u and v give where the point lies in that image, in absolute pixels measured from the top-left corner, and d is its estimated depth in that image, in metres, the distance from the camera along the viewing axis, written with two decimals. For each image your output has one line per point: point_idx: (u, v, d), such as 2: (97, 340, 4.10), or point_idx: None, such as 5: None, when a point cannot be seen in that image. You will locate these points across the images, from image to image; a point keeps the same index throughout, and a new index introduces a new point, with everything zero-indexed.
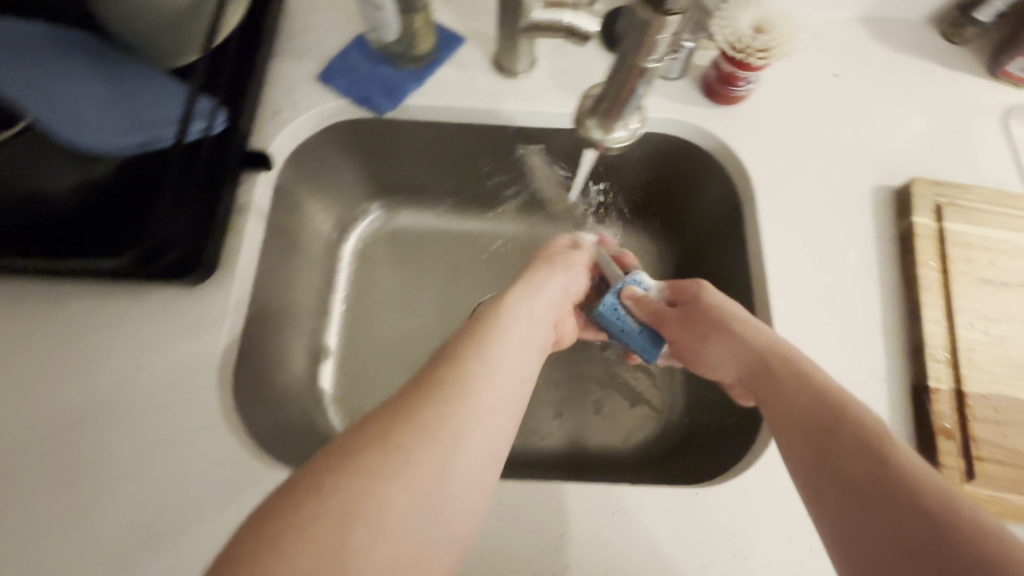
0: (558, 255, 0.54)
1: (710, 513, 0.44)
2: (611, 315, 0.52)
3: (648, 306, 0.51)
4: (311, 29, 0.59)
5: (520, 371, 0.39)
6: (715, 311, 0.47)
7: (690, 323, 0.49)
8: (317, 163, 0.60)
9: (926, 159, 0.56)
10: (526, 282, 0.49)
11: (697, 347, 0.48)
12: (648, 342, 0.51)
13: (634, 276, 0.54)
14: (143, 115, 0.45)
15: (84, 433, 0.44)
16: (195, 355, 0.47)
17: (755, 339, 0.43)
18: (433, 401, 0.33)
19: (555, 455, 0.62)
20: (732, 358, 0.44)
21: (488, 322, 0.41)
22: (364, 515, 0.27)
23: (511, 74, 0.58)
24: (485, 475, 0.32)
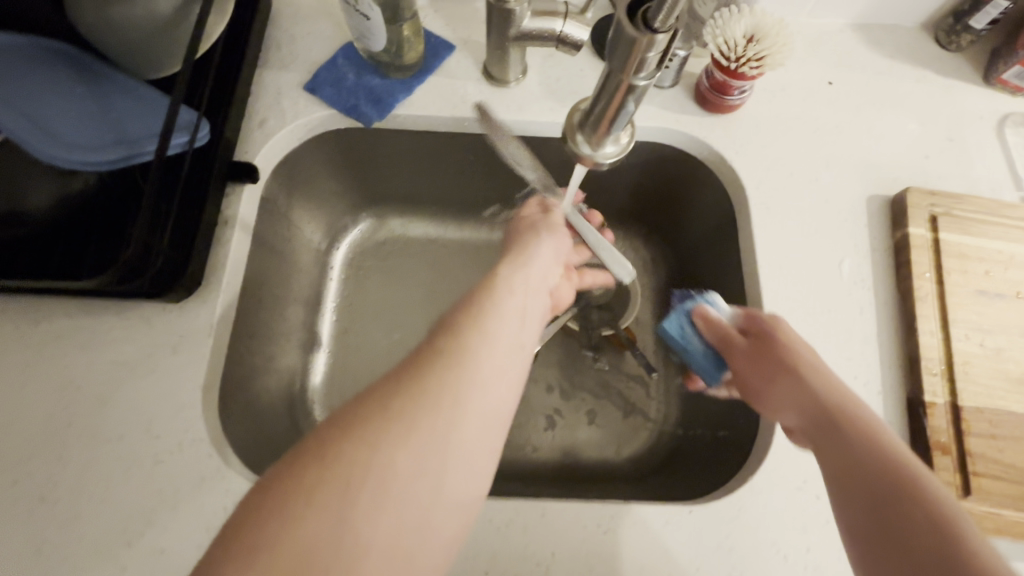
0: (544, 221, 0.48)
1: (705, 530, 0.43)
2: (675, 332, 0.51)
3: (716, 328, 0.47)
4: (298, 37, 0.58)
5: (524, 334, 0.35)
6: (787, 354, 0.42)
7: (758, 358, 0.43)
8: (303, 172, 0.59)
9: (921, 168, 0.56)
10: (518, 252, 0.42)
11: (758, 385, 0.43)
12: (710, 364, 0.50)
13: (707, 296, 0.50)
14: (124, 129, 0.44)
15: (60, 455, 0.43)
16: (175, 372, 0.45)
17: (826, 392, 0.38)
18: (431, 371, 0.29)
19: (548, 467, 0.61)
20: (793, 402, 0.39)
21: (488, 284, 0.37)
22: (362, 495, 0.25)
23: (502, 82, 0.57)
24: (488, 448, 0.30)
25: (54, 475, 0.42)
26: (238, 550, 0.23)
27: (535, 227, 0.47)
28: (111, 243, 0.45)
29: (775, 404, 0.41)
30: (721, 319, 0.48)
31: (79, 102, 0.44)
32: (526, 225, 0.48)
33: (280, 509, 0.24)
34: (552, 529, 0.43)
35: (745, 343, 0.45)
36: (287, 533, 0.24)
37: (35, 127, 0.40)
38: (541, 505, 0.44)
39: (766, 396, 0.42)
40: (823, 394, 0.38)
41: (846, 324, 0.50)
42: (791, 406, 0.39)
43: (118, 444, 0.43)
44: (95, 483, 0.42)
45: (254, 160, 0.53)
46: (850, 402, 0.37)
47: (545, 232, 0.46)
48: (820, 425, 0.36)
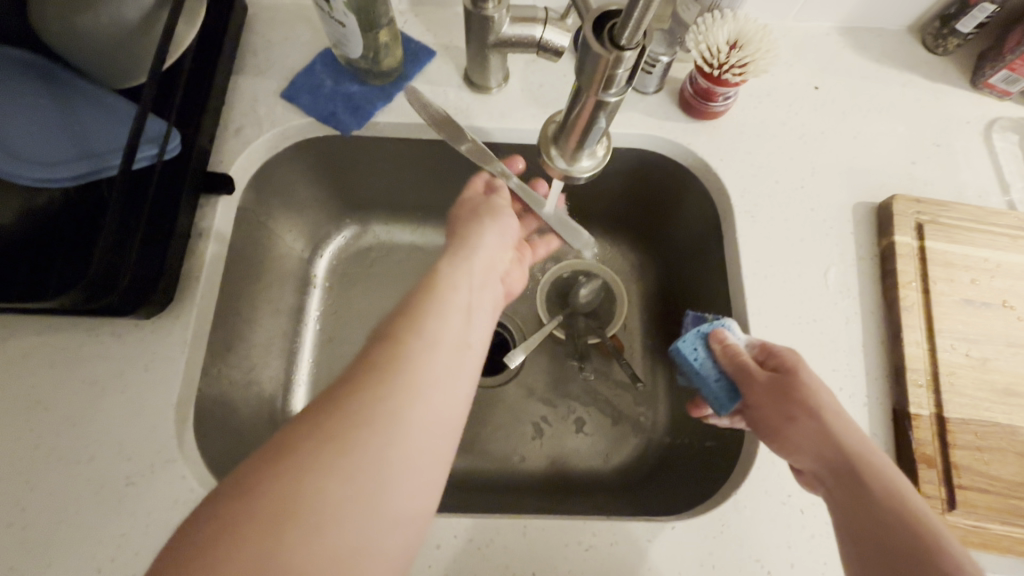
0: (485, 206, 0.45)
1: (688, 546, 0.43)
2: (689, 353, 0.44)
3: (736, 358, 0.42)
4: (275, 44, 0.57)
5: (470, 334, 0.35)
6: (811, 395, 0.39)
7: (781, 397, 0.39)
8: (282, 181, 0.58)
9: (908, 174, 0.55)
10: (459, 245, 0.41)
11: (778, 426, 0.39)
12: (723, 393, 0.43)
13: (724, 320, 0.45)
14: (91, 145, 0.43)
15: (27, 477, 0.42)
16: (147, 389, 0.44)
17: (848, 442, 0.37)
18: (366, 384, 0.29)
19: (534, 477, 0.60)
20: (812, 449, 0.37)
21: (429, 284, 0.36)
22: (301, 517, 0.25)
23: (483, 89, 0.56)
24: (436, 452, 0.30)
25: (20, 499, 0.41)
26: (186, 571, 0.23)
27: (477, 212, 0.45)
28: (79, 257, 0.43)
29: (792, 447, 0.38)
30: (741, 347, 0.43)
31: (45, 114, 0.44)
32: (467, 209, 0.46)
33: (216, 541, 0.24)
34: (534, 547, 0.43)
35: (769, 379, 0.40)
36: (224, 565, 0.23)
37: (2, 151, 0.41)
38: (523, 522, 0.43)
39: (783, 438, 0.39)
40: (846, 444, 0.36)
41: (832, 334, 0.49)
42: (809, 452, 0.38)
43: (88, 466, 0.42)
44: (63, 507, 0.41)
45: (229, 170, 0.52)
46: (868, 450, 0.36)
47: (488, 219, 0.44)
48: (842, 477, 0.36)
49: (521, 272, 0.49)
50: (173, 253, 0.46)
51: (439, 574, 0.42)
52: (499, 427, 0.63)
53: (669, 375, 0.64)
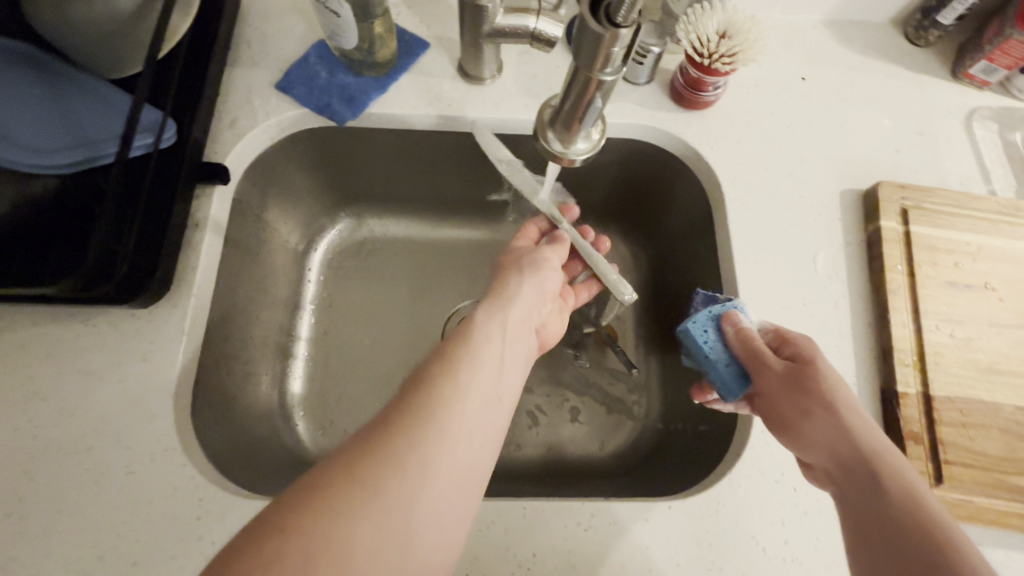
0: (529, 259, 0.50)
1: (686, 526, 0.43)
2: (699, 336, 0.46)
3: (748, 342, 0.43)
4: (269, 35, 0.57)
5: (501, 386, 0.37)
6: (825, 391, 0.39)
7: (795, 389, 0.40)
8: (277, 174, 0.58)
9: (892, 161, 0.57)
10: (497, 299, 0.45)
11: (792, 419, 0.39)
12: (733, 378, 0.44)
13: (736, 304, 0.48)
14: (86, 133, 0.44)
15: (24, 468, 0.41)
16: (145, 378, 0.44)
17: (864, 441, 0.36)
18: (402, 426, 0.31)
19: (532, 466, 0.61)
20: (826, 444, 0.37)
21: (466, 334, 0.39)
22: (328, 559, 0.25)
23: (477, 80, 0.57)
24: (460, 506, 0.31)
25: (18, 490, 0.41)
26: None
27: (518, 265, 0.50)
28: (80, 246, 0.44)
29: (805, 441, 0.39)
30: (753, 331, 0.45)
31: (36, 101, 0.44)
32: (514, 260, 0.51)
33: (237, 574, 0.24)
34: (534, 528, 0.43)
35: (784, 369, 0.41)
36: None
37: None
38: (523, 505, 0.44)
39: (797, 431, 0.39)
40: (861, 442, 0.36)
41: (822, 317, 0.50)
42: (822, 447, 0.38)
43: (86, 456, 0.42)
44: (61, 498, 0.41)
45: (224, 160, 0.52)
46: (887, 452, 0.35)
47: (527, 272, 0.49)
48: (855, 475, 0.35)
49: (559, 322, 0.52)
50: (169, 242, 0.46)
51: None
52: None
53: (663, 363, 0.65)
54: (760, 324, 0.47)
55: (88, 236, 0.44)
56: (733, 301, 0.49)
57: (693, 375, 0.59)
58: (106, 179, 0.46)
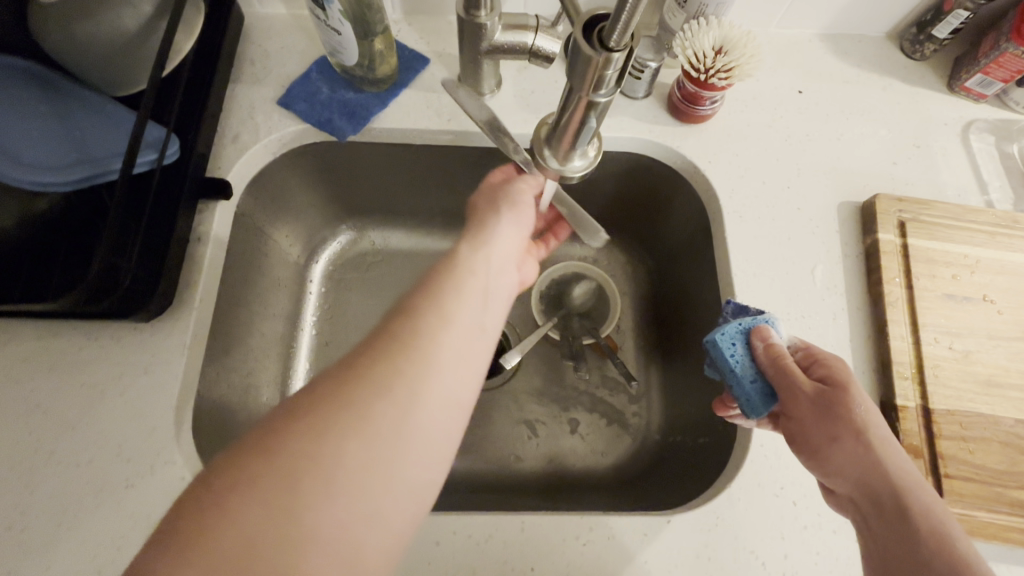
0: (503, 191, 0.41)
1: (683, 540, 0.43)
2: (727, 348, 0.44)
3: (779, 359, 0.42)
4: (272, 52, 0.58)
5: (487, 317, 0.33)
6: (858, 421, 0.38)
7: (826, 415, 0.38)
8: (278, 187, 0.59)
9: (889, 174, 0.57)
10: (477, 229, 0.38)
11: (819, 445, 0.38)
12: (757, 396, 0.42)
13: (769, 318, 0.46)
14: (91, 151, 0.44)
15: (27, 481, 0.42)
16: (149, 389, 0.45)
17: (896, 474, 0.36)
18: (381, 356, 0.29)
19: (533, 479, 0.61)
20: (854, 474, 0.37)
21: (445, 266, 0.34)
22: (310, 481, 0.25)
23: (477, 94, 0.57)
24: (446, 437, 0.29)
25: (21, 504, 0.41)
26: (195, 524, 0.23)
27: (493, 194, 0.40)
28: (82, 262, 0.44)
29: (832, 469, 0.38)
30: (784, 348, 0.43)
31: (43, 119, 0.45)
32: (488, 191, 0.41)
33: (218, 502, 0.24)
34: (532, 542, 0.43)
35: (815, 392, 0.39)
36: (231, 525, 0.23)
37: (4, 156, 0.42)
38: (521, 519, 0.44)
39: (824, 457, 0.38)
40: (892, 474, 0.36)
41: (820, 330, 0.50)
42: (849, 476, 0.37)
43: (88, 469, 0.42)
44: (61, 511, 0.41)
45: (227, 176, 0.52)
46: (918, 487, 0.35)
47: (504, 206, 0.39)
48: (883, 508, 0.35)
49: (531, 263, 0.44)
50: (172, 257, 0.47)
51: (440, 571, 0.42)
52: (484, 426, 0.64)
53: (663, 374, 0.65)
54: (789, 340, 0.46)
55: (92, 250, 0.44)
56: (763, 314, 0.47)
57: (693, 386, 0.59)
58: (110, 197, 0.47)
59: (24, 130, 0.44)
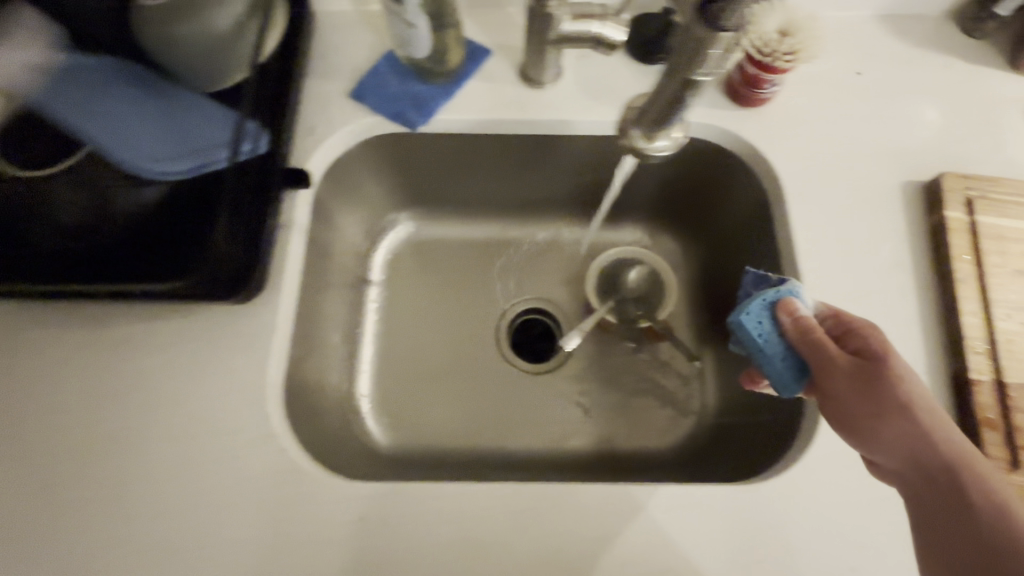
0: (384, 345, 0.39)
1: (759, 509, 0.45)
2: (753, 328, 0.44)
3: (808, 334, 0.41)
4: (341, 46, 0.60)
5: None
6: (900, 393, 0.38)
7: (866, 389, 0.38)
8: (349, 177, 0.62)
9: (952, 151, 0.57)
10: None
11: (863, 421, 0.38)
12: (789, 373, 0.42)
13: (791, 288, 0.45)
14: (203, 142, 0.47)
15: (141, 451, 0.45)
16: (244, 369, 0.48)
17: (944, 444, 0.36)
18: None
19: (592, 458, 0.63)
20: (901, 448, 0.37)
21: None
22: None
23: (538, 84, 0.59)
24: None
25: (137, 471, 0.45)
26: None
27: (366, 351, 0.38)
28: (190, 250, 0.48)
29: (878, 444, 0.38)
30: (812, 320, 0.42)
31: (150, 111, 0.46)
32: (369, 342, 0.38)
33: None
34: (612, 511, 0.45)
35: (851, 365, 0.39)
36: None
37: (129, 148, 0.42)
38: (600, 490, 0.45)
39: (868, 433, 0.38)
40: (940, 445, 0.36)
41: (888, 307, 0.51)
42: (895, 450, 0.37)
43: (195, 441, 0.46)
44: (176, 477, 0.45)
45: (305, 166, 0.55)
46: (966, 454, 0.36)
47: None
48: (934, 480, 0.36)
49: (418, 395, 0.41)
50: (265, 243, 0.49)
51: (519, 539, 0.44)
52: (545, 409, 0.65)
53: (719, 357, 0.66)
54: (814, 304, 0.45)
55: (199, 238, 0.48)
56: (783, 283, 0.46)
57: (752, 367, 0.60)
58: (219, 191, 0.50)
59: (134, 121, 0.45)
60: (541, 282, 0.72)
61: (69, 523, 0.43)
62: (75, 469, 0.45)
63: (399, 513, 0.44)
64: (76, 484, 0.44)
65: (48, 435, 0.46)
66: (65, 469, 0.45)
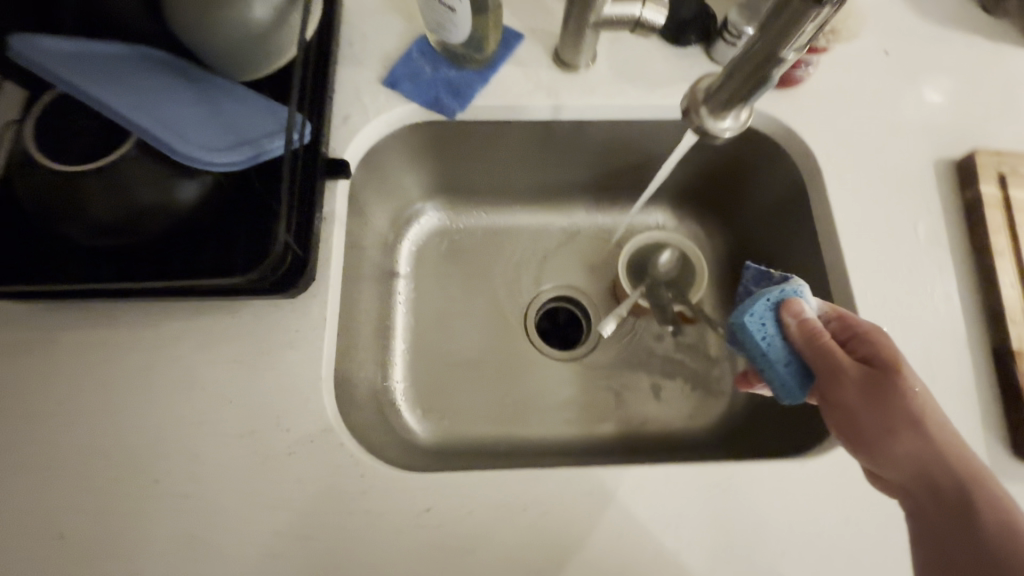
0: None
1: (819, 483, 0.45)
2: (757, 332, 0.42)
3: (815, 339, 0.40)
4: (370, 32, 0.59)
5: None
6: (911, 406, 0.38)
7: (877, 400, 0.38)
8: (381, 167, 0.61)
9: (980, 128, 0.58)
10: None
11: (874, 433, 0.38)
12: (792, 379, 0.42)
13: (795, 287, 0.44)
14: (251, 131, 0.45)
15: (193, 452, 0.44)
16: (295, 364, 0.47)
17: (953, 458, 0.36)
18: None
19: (633, 441, 0.63)
20: (909, 460, 0.37)
21: None
22: None
23: (572, 68, 0.58)
24: None
25: (191, 472, 0.44)
26: None
27: None
28: (241, 248, 0.47)
29: (886, 456, 0.38)
30: (817, 322, 0.41)
31: (193, 101, 0.44)
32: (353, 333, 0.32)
33: None
34: (675, 492, 0.45)
35: (863, 376, 0.39)
36: None
37: (180, 137, 0.40)
38: (664, 472, 0.45)
39: (877, 445, 0.38)
40: (949, 459, 0.36)
41: (928, 282, 0.52)
42: (902, 464, 0.37)
43: (249, 439, 0.45)
44: (232, 476, 0.44)
45: (342, 155, 0.54)
46: (973, 469, 0.36)
47: None
48: (941, 494, 0.36)
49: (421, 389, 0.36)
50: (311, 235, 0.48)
51: (585, 525, 0.44)
52: (583, 395, 0.66)
53: None
54: (817, 303, 0.44)
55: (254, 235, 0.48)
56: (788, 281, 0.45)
57: None
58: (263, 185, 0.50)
59: (178, 110, 0.43)
60: (571, 268, 0.72)
61: (123, 527, 0.42)
62: (126, 473, 0.43)
63: (463, 505, 0.44)
64: (128, 488, 0.43)
65: (95, 438, 0.44)
66: (115, 473, 0.43)
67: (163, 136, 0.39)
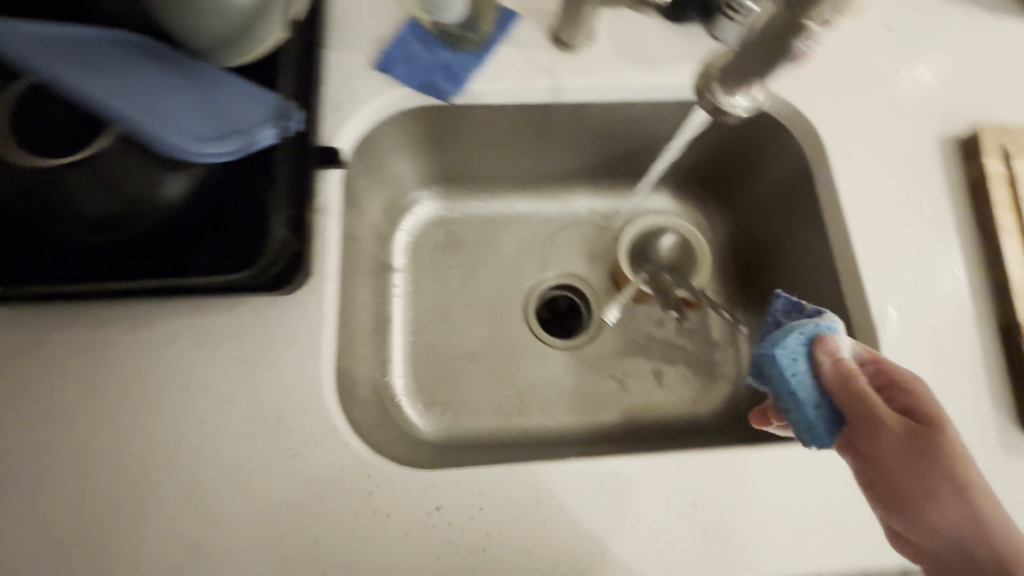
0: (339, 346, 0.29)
1: (832, 466, 0.45)
2: (787, 366, 0.40)
3: (850, 381, 0.37)
4: (358, 13, 0.56)
5: None
6: (958, 472, 0.34)
7: (920, 462, 0.35)
8: (374, 155, 0.59)
9: (982, 103, 0.58)
10: None
11: (911, 496, 0.35)
12: (820, 421, 0.39)
13: (830, 322, 0.41)
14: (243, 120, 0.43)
15: (192, 455, 0.42)
16: (294, 361, 0.45)
17: (1003, 538, 0.32)
18: None
19: (639, 428, 0.63)
20: (949, 532, 0.33)
21: None
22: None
23: (569, 47, 0.57)
24: None
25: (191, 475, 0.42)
26: None
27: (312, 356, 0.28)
28: (234, 240, 0.45)
29: (922, 523, 0.34)
30: (854, 364, 0.38)
31: (182, 90, 0.42)
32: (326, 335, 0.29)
33: None
34: (689, 478, 0.44)
35: (905, 432, 0.35)
36: None
37: (169, 127, 0.38)
38: (677, 459, 0.44)
39: (913, 509, 0.35)
40: (997, 539, 0.32)
41: (934, 260, 0.52)
42: (939, 534, 0.34)
43: (249, 440, 0.43)
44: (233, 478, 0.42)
45: (335, 143, 0.52)
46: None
47: None
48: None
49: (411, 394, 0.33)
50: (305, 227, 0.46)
51: (599, 514, 0.43)
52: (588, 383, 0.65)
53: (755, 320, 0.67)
54: (852, 343, 0.41)
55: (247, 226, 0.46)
56: (821, 316, 0.42)
57: None
58: (253, 175, 0.47)
59: (166, 99, 0.40)
60: (571, 255, 0.70)
61: (121, 534, 0.40)
62: (121, 479, 0.41)
63: (474, 499, 0.43)
64: (124, 494, 0.41)
65: (86, 444, 0.42)
66: (110, 479, 0.41)
67: (150, 125, 0.37)
